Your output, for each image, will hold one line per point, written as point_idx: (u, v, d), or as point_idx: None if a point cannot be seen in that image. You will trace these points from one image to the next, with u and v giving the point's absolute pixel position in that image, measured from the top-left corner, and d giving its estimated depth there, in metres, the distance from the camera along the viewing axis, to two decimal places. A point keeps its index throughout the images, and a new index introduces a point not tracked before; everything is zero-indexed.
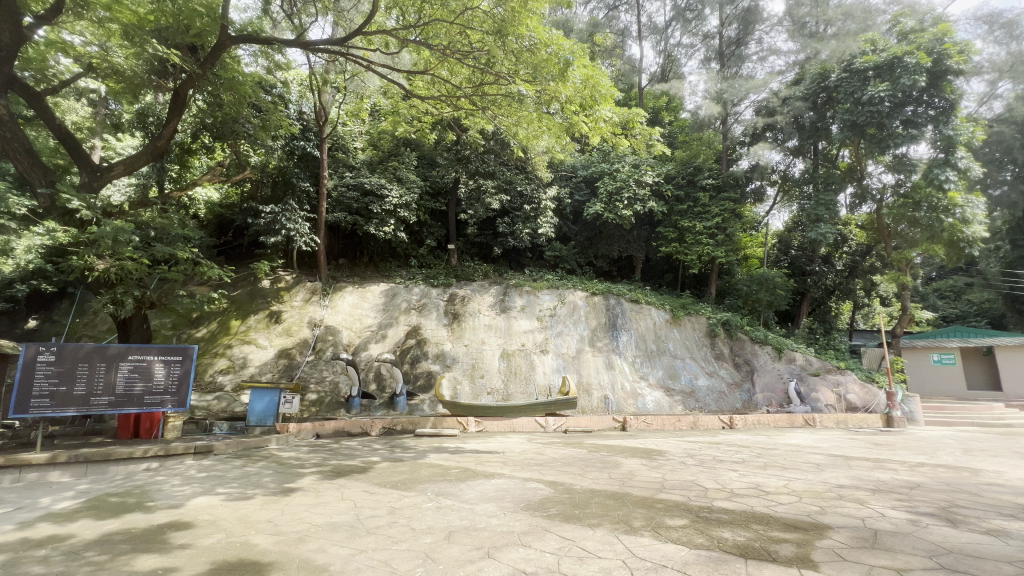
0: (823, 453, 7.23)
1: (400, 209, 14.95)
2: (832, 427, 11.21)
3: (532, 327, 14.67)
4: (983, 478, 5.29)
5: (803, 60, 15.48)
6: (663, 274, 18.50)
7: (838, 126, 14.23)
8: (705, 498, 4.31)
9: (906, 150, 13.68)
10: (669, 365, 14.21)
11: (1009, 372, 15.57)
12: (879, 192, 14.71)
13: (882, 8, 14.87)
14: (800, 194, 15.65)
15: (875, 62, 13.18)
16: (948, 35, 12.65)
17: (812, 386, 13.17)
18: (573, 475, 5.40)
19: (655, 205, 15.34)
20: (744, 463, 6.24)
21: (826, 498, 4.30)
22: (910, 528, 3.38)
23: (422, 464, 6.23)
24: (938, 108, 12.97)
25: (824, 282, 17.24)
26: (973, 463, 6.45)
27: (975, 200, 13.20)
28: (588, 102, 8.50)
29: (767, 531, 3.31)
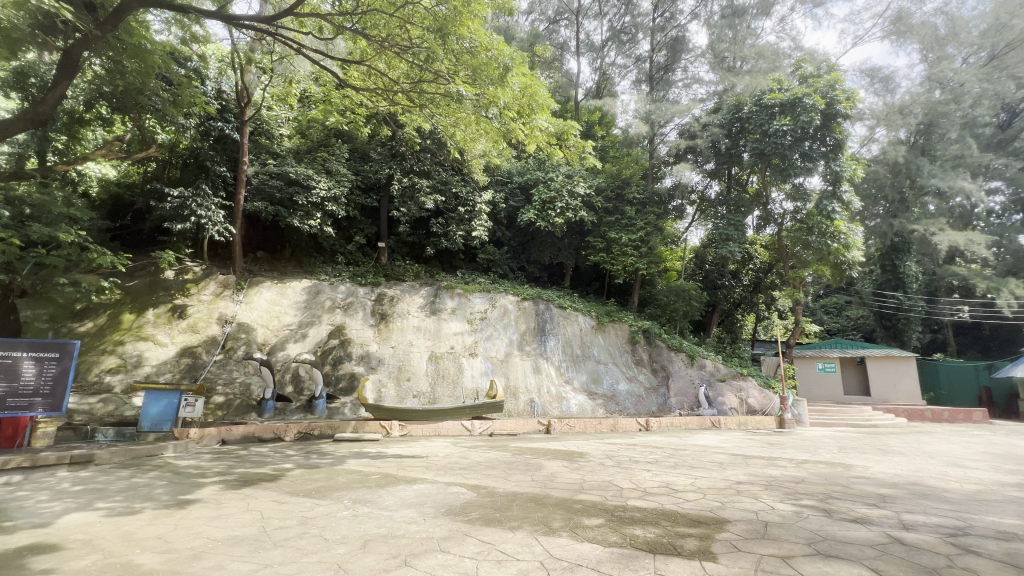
0: (725, 452, 7.88)
1: (328, 202, 14.24)
2: (734, 428, 12.25)
3: (462, 329, 14.60)
4: (853, 472, 6.04)
5: (721, 92, 16.89)
6: (591, 282, 19.23)
7: (749, 154, 15.67)
8: (620, 498, 4.51)
9: (803, 181, 15.32)
10: (593, 370, 14.76)
11: (876, 379, 17.94)
12: (780, 217, 16.32)
13: (787, 53, 16.65)
14: (714, 213, 17.01)
15: (780, 100, 14.72)
16: (839, 83, 14.36)
17: (719, 391, 14.28)
18: (496, 479, 5.42)
19: (586, 215, 15.89)
20: (656, 463, 6.63)
21: (727, 494, 4.68)
22: (794, 519, 3.77)
23: (340, 470, 5.95)
24: (829, 145, 14.73)
25: (732, 295, 18.95)
26: (846, 459, 7.34)
27: (855, 229, 15.11)
28: (525, 110, 8.67)
29: (675, 527, 3.53)
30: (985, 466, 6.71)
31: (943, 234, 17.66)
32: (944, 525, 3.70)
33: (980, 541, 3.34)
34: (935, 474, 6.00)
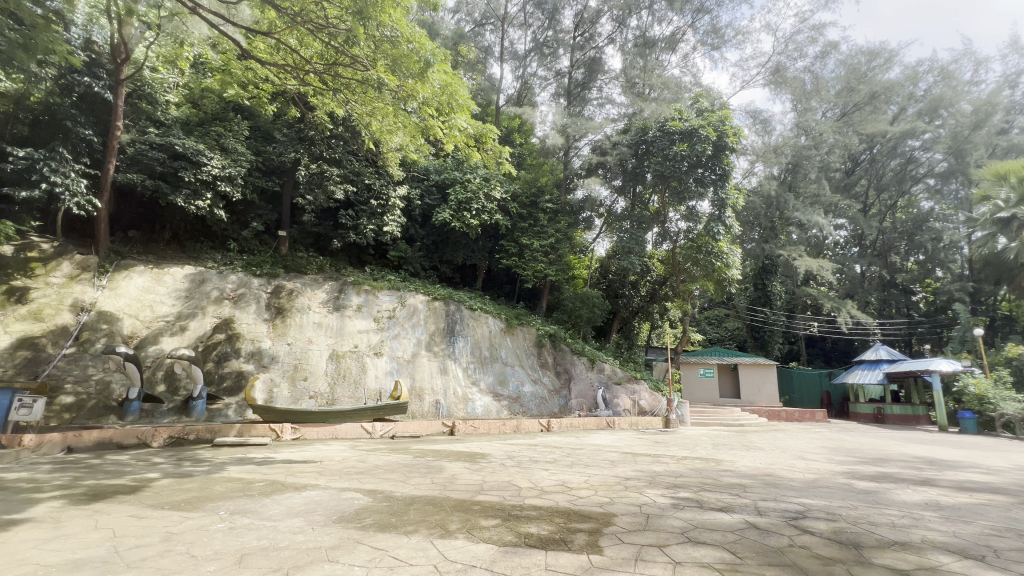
0: (617, 451, 8.45)
1: (221, 181, 12.84)
2: (626, 428, 13.18)
3: (368, 327, 14.01)
4: (724, 466, 6.79)
5: (631, 114, 18.12)
6: (502, 285, 19.52)
7: (652, 175, 16.96)
8: (518, 498, 4.62)
9: (695, 205, 16.97)
10: (500, 371, 14.99)
11: (745, 384, 20.39)
12: (675, 235, 17.90)
13: (688, 87, 18.34)
14: (619, 227, 18.18)
15: (680, 129, 16.18)
16: (728, 120, 16.12)
17: (614, 393, 15.14)
18: (395, 482, 5.26)
19: (500, 219, 16.11)
20: (554, 463, 6.90)
21: (616, 489, 5.01)
22: (671, 511, 4.14)
23: (219, 478, 5.38)
24: (718, 174, 16.49)
25: (632, 304, 20.35)
26: (717, 455, 8.25)
27: (735, 250, 17.05)
28: (444, 108, 8.59)
29: (568, 523, 3.69)
30: (822, 458, 7.94)
31: (802, 259, 20.56)
32: (789, 510, 4.29)
33: (814, 522, 3.93)
34: (785, 466, 6.97)
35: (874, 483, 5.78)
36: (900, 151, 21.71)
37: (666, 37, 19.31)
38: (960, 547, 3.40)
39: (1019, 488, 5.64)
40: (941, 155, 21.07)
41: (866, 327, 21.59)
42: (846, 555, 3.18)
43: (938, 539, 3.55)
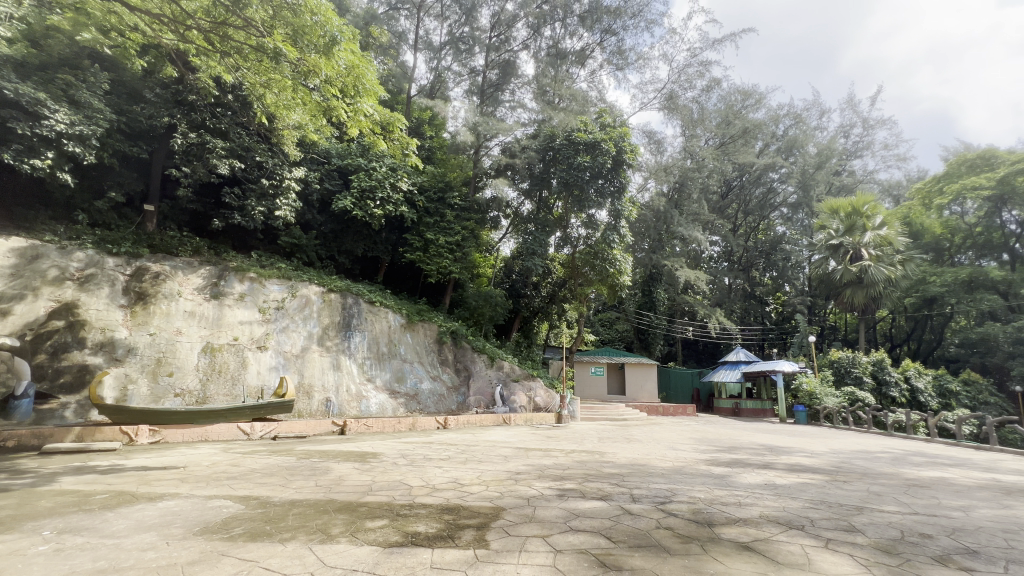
0: (511, 446, 8.69)
1: (68, 140, 10.78)
2: (522, 424, 13.60)
3: (251, 318, 12.78)
4: (606, 458, 7.31)
5: (540, 121, 18.69)
6: (405, 280, 19.01)
7: (557, 181, 17.65)
8: (408, 497, 4.53)
9: (595, 213, 18.05)
10: (397, 368, 14.60)
11: (630, 382, 22.20)
12: (576, 240, 18.84)
13: (594, 101, 19.42)
14: (524, 229, 18.70)
15: (585, 140, 17.10)
16: (627, 137, 17.34)
17: (512, 390, 15.49)
18: (273, 487, 4.87)
19: (406, 212, 15.64)
20: (448, 460, 6.90)
21: (506, 484, 5.14)
22: (557, 501, 4.36)
23: (45, 492, 4.52)
24: (615, 187, 17.70)
25: (533, 304, 21.00)
26: (602, 448, 8.87)
27: (627, 258, 18.41)
28: (348, 90, 8.01)
29: (455, 520, 3.71)
30: (689, 448, 8.92)
31: (683, 270, 22.79)
32: (658, 496, 4.75)
33: (678, 506, 4.39)
34: (658, 456, 7.70)
35: (727, 468, 6.64)
36: (763, 182, 25.13)
37: (576, 51, 20.26)
38: (787, 520, 4.02)
39: (832, 468, 6.85)
40: (793, 188, 24.77)
41: (729, 332, 24.66)
42: (700, 533, 3.61)
43: (771, 514, 4.18)
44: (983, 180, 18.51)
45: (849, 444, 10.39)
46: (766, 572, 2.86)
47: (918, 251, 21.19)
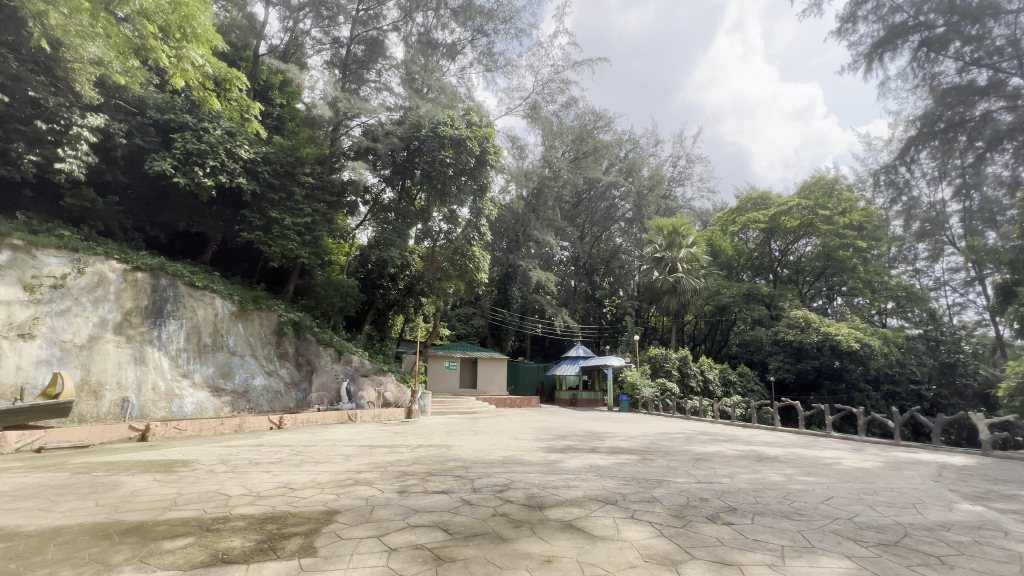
0: (354, 444, 8.26)
1: None
2: (368, 421, 13.07)
3: (10, 298, 9.72)
4: (452, 452, 7.42)
5: (407, 109, 18.06)
6: (240, 261, 16.71)
7: (420, 173, 17.25)
8: (223, 508, 3.98)
9: (457, 209, 18.15)
10: (223, 363, 12.85)
11: (481, 375, 22.93)
12: (437, 234, 18.69)
13: (462, 98, 19.54)
14: (384, 217, 17.99)
15: (450, 135, 17.08)
16: (491, 138, 17.82)
17: (360, 385, 14.66)
18: (29, 512, 3.82)
19: (244, 184, 13.70)
20: (279, 463, 6.26)
21: (344, 485, 4.87)
22: (396, 499, 4.27)
23: None
24: (478, 185, 18.04)
25: (388, 296, 20.25)
26: (448, 441, 8.99)
27: (485, 255, 18.86)
28: (171, 30, 6.89)
29: (280, 529, 3.38)
30: (529, 437, 9.56)
31: (536, 271, 24.25)
32: (497, 485, 4.99)
33: (513, 492, 4.67)
34: (501, 447, 8.10)
35: (560, 454, 7.29)
36: (607, 197, 28.22)
37: (447, 44, 20.13)
38: (604, 497, 4.57)
39: (643, 449, 8.01)
40: (630, 206, 28.24)
41: (572, 330, 27.11)
42: (532, 516, 3.88)
43: (592, 493, 4.70)
44: (761, 216, 23.52)
45: (657, 427, 12.26)
46: (583, 545, 3.21)
47: (716, 268, 26.02)
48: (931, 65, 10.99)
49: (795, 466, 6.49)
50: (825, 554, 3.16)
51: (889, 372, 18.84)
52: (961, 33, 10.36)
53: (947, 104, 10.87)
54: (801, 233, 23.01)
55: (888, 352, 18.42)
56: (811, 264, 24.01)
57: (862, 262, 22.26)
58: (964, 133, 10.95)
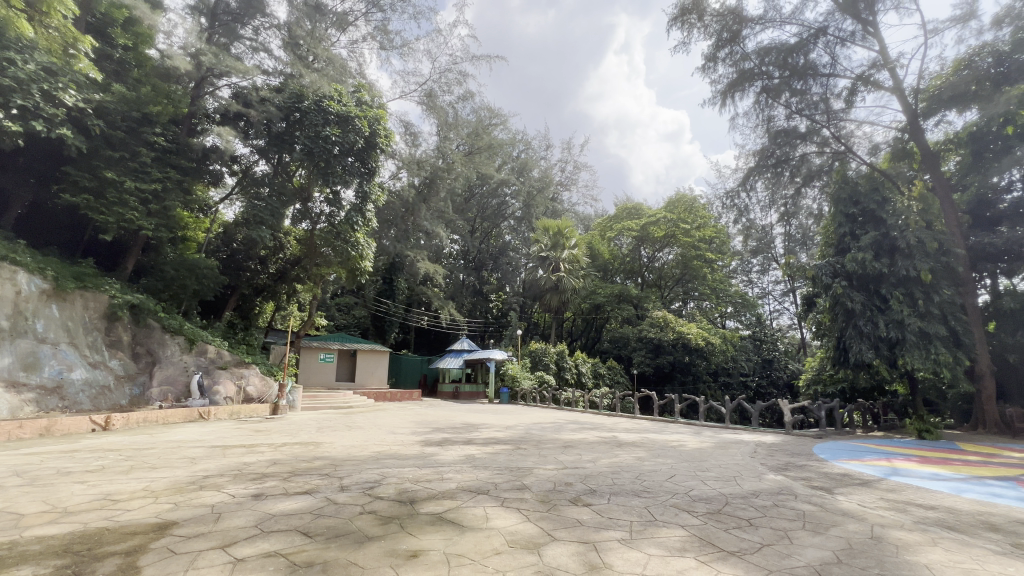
0: (203, 446, 7.31)
1: None
2: (224, 418, 11.69)
3: None
4: (321, 449, 6.95)
5: (289, 75, 16.34)
6: (56, 228, 13.63)
7: (299, 147, 15.82)
8: (11, 531, 3.22)
9: (341, 191, 16.91)
10: (27, 353, 10.30)
11: (360, 368, 21.84)
12: (316, 216, 17.34)
13: (352, 73, 18.36)
14: (254, 192, 16.21)
15: (336, 111, 15.91)
16: (382, 121, 16.96)
17: (215, 378, 13.01)
18: None
19: (67, 137, 10.93)
20: (100, 471, 5.27)
21: (185, 492, 4.28)
22: (249, 504, 3.87)
23: None
24: (365, 169, 17.01)
25: (255, 279, 18.17)
26: (317, 438, 8.42)
27: (370, 242, 17.86)
28: None
29: (91, 550, 2.83)
30: (406, 432, 9.38)
31: (423, 262, 23.90)
32: (367, 482, 4.79)
33: (384, 488, 4.53)
34: (375, 442, 7.82)
35: (437, 447, 7.26)
36: (498, 194, 28.79)
37: (337, 12, 18.67)
38: (476, 487, 4.66)
39: (517, 438, 8.34)
40: (519, 204, 29.08)
41: (457, 324, 27.14)
42: (401, 511, 3.80)
43: (465, 484, 4.76)
44: (633, 224, 25.95)
45: (532, 417, 12.88)
46: (451, 537, 3.22)
47: (594, 270, 28.03)
48: (769, 108, 13.08)
49: (647, 450, 7.30)
50: (664, 526, 3.59)
51: (725, 367, 22.06)
52: (791, 87, 12.64)
53: (777, 143, 13.09)
54: (665, 242, 25.91)
55: (725, 350, 21.54)
56: (671, 271, 27.13)
57: (710, 271, 25.80)
58: (788, 169, 13.28)
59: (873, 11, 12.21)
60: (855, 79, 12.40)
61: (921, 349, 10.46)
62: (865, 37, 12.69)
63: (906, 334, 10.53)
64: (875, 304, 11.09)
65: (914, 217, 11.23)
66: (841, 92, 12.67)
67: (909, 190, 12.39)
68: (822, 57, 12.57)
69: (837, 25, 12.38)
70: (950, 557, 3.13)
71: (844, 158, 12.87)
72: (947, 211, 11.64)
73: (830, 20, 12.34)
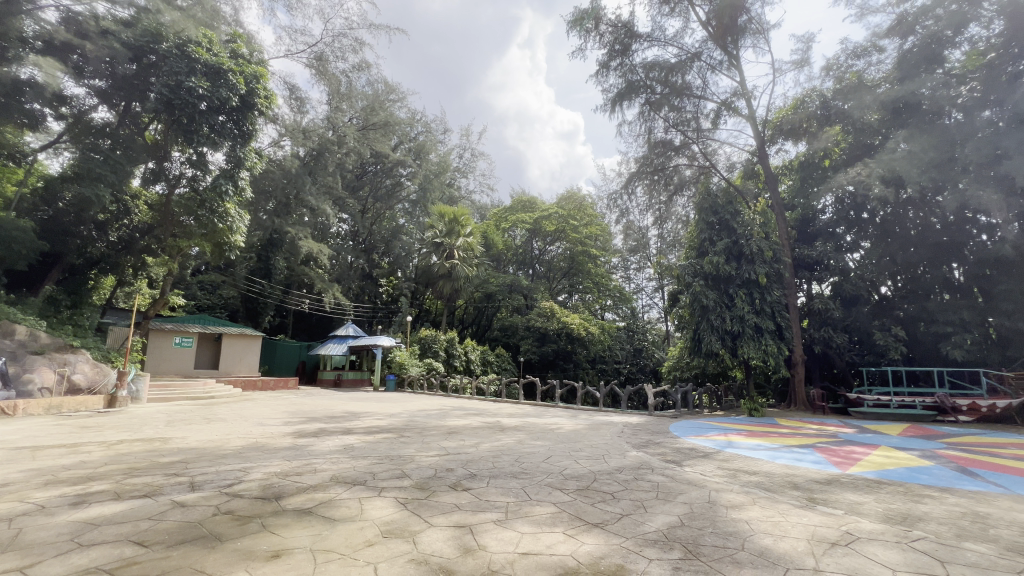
0: (4, 446, 5.95)
1: None
2: (38, 414, 9.65)
3: None
4: (171, 445, 6.09)
5: (144, 9, 13.70)
6: None
7: (154, 96, 13.50)
8: None
9: (207, 153, 14.78)
10: None
11: (225, 354, 19.52)
12: (173, 178, 15.03)
13: (226, 18, 16.07)
14: (91, 143, 13.51)
15: (205, 61, 13.74)
16: (263, 79, 14.90)
17: (26, 366, 10.53)
18: None
19: None
20: None
21: None
22: (65, 513, 3.24)
23: None
24: (240, 131, 15.00)
25: (86, 250, 14.86)
26: (166, 433, 7.36)
27: (243, 215, 15.89)
28: None
29: None
30: (278, 422, 8.64)
31: (307, 240, 21.99)
32: (225, 479, 4.30)
33: (245, 485, 4.11)
34: (239, 434, 7.07)
35: (312, 438, 6.81)
36: (393, 174, 27.58)
37: None
38: (353, 478, 4.45)
39: (400, 426, 8.15)
40: (415, 187, 28.14)
41: (342, 309, 25.45)
42: (264, 509, 3.48)
43: (341, 476, 4.52)
44: (527, 217, 26.74)
45: (418, 404, 12.72)
46: (320, 532, 3.03)
47: (488, 259, 28.36)
48: (650, 119, 14.35)
49: (527, 433, 7.63)
50: (537, 504, 3.78)
51: (603, 355, 23.88)
52: (669, 103, 13.98)
53: (656, 153, 14.46)
54: (556, 236, 27.20)
55: (603, 340, 23.27)
56: (559, 264, 28.51)
57: (594, 266, 27.61)
58: (662, 176, 14.73)
59: (736, 45, 14.00)
60: (720, 103, 14.14)
61: (754, 340, 12.45)
62: (729, 68, 14.46)
63: (745, 327, 12.46)
64: (724, 302, 12.82)
65: (757, 228, 13.19)
66: (709, 114, 14.34)
67: (754, 204, 14.52)
68: (696, 80, 14.08)
69: (709, 53, 13.96)
70: (763, 512, 3.77)
71: (709, 172, 14.55)
72: (780, 223, 13.92)
73: (704, 47, 13.85)
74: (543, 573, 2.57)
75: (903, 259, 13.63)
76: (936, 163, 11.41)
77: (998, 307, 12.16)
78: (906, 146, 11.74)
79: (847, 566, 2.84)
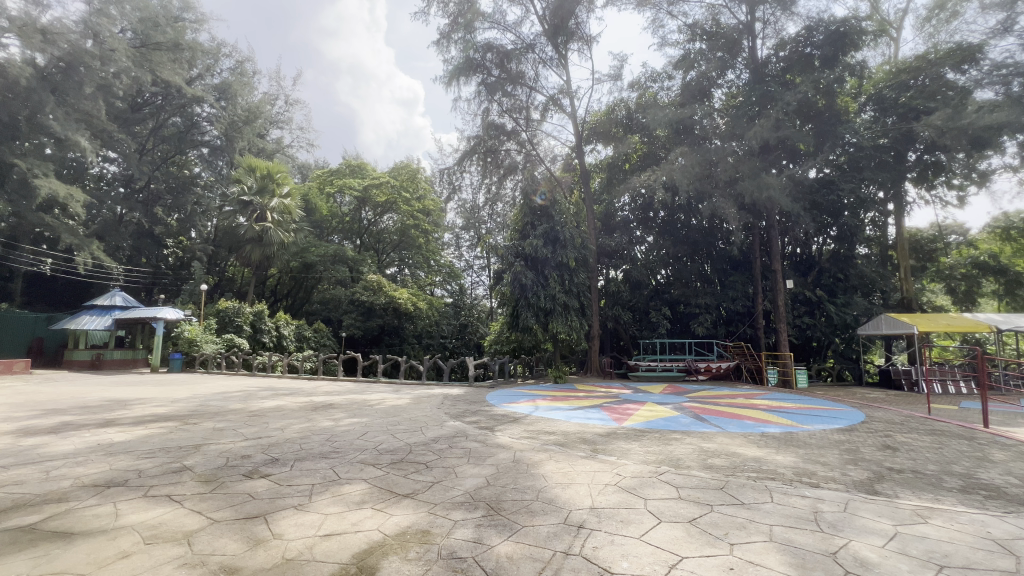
0: None
1: None
2: None
3: None
4: None
5: None
6: None
7: None
8: None
9: None
10: None
11: None
12: None
13: None
14: None
15: None
16: None
17: None
18: None
19: None
20: None
21: None
22: None
23: None
24: None
25: None
26: None
27: None
28: None
29: None
30: None
31: (46, 179, 16.33)
32: None
33: None
34: None
35: (53, 434, 5.32)
36: (185, 112, 22.68)
37: None
38: (107, 480, 3.61)
39: (185, 413, 6.93)
40: (218, 133, 23.70)
41: (106, 271, 20.11)
42: None
43: (90, 479, 3.63)
44: (356, 184, 25.01)
45: (213, 386, 10.98)
46: (47, 553, 2.38)
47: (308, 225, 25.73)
48: (486, 100, 14.76)
49: (344, 411, 7.27)
50: (347, 482, 3.63)
51: (429, 330, 23.82)
52: (503, 88, 14.62)
53: (489, 135, 14.99)
54: (387, 207, 26.09)
55: (430, 315, 23.34)
56: (389, 236, 27.35)
57: (425, 241, 27.32)
58: (494, 158, 15.27)
59: (566, 46, 15.19)
60: (548, 97, 15.23)
61: (562, 317, 14.05)
62: (558, 66, 15.64)
63: (555, 305, 13.93)
64: (540, 282, 13.99)
65: (571, 218, 14.70)
66: (538, 106, 15.35)
67: (571, 196, 16.21)
68: (530, 71, 14.92)
69: (541, 47, 14.86)
70: (557, 466, 4.32)
71: (534, 161, 15.60)
72: (588, 215, 15.85)
73: (536, 41, 14.70)
74: (345, 552, 2.48)
75: (673, 254, 16.91)
76: (698, 177, 14.26)
77: (728, 294, 16.06)
78: (682, 160, 14.37)
79: (613, 501, 3.44)
